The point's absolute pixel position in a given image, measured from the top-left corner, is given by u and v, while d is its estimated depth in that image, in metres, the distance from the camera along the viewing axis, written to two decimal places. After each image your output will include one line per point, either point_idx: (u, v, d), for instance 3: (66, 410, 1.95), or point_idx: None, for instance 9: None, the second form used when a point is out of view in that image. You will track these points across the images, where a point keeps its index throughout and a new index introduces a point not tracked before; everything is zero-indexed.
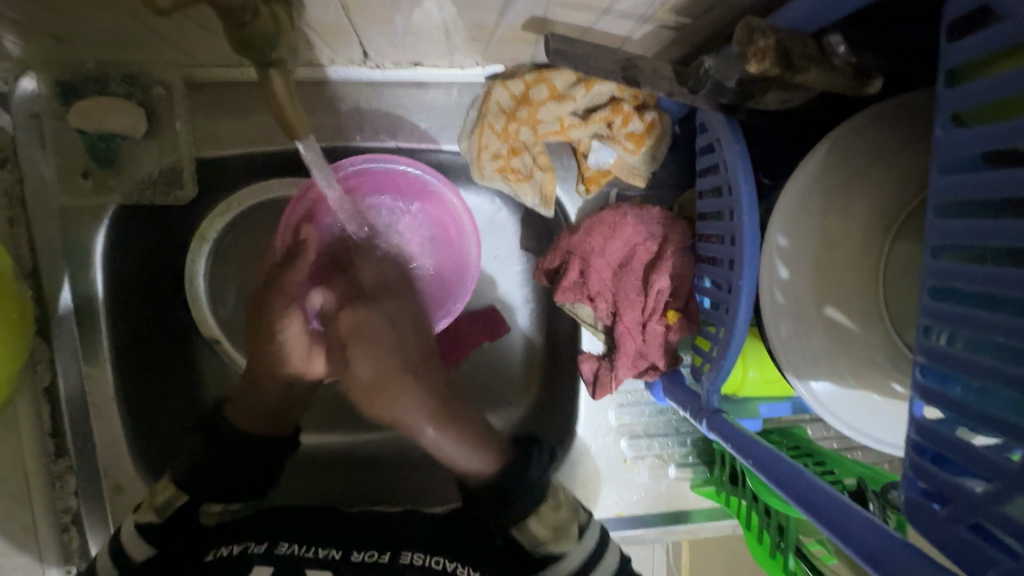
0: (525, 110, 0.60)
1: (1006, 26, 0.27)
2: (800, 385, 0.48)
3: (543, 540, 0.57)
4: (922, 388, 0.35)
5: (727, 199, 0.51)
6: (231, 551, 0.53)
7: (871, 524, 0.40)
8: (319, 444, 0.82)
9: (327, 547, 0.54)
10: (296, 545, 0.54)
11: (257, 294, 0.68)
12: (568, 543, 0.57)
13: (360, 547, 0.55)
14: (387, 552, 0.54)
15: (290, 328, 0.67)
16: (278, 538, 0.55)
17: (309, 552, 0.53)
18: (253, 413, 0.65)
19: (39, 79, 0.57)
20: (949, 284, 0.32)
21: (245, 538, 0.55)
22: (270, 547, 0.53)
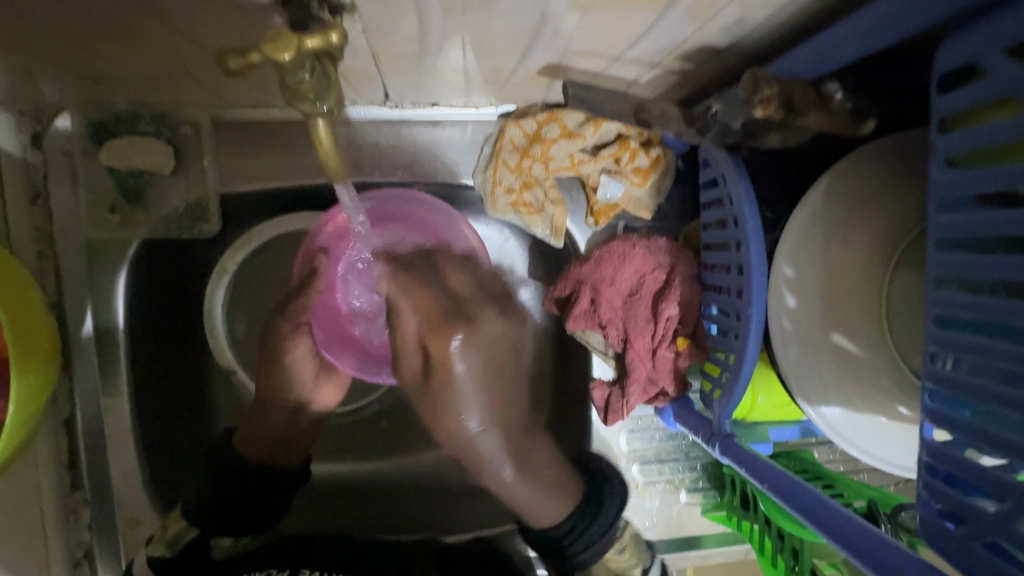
0: (537, 147, 0.64)
1: (995, 81, 0.30)
2: (811, 409, 0.49)
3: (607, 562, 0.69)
4: (932, 412, 0.37)
5: (733, 231, 0.54)
6: None
7: (883, 539, 0.42)
8: (330, 472, 0.82)
9: None
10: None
11: (269, 320, 0.71)
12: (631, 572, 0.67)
13: None
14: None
15: (298, 351, 0.71)
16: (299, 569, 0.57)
17: None
18: (260, 442, 0.69)
19: (72, 117, 0.59)
20: (951, 314, 0.35)
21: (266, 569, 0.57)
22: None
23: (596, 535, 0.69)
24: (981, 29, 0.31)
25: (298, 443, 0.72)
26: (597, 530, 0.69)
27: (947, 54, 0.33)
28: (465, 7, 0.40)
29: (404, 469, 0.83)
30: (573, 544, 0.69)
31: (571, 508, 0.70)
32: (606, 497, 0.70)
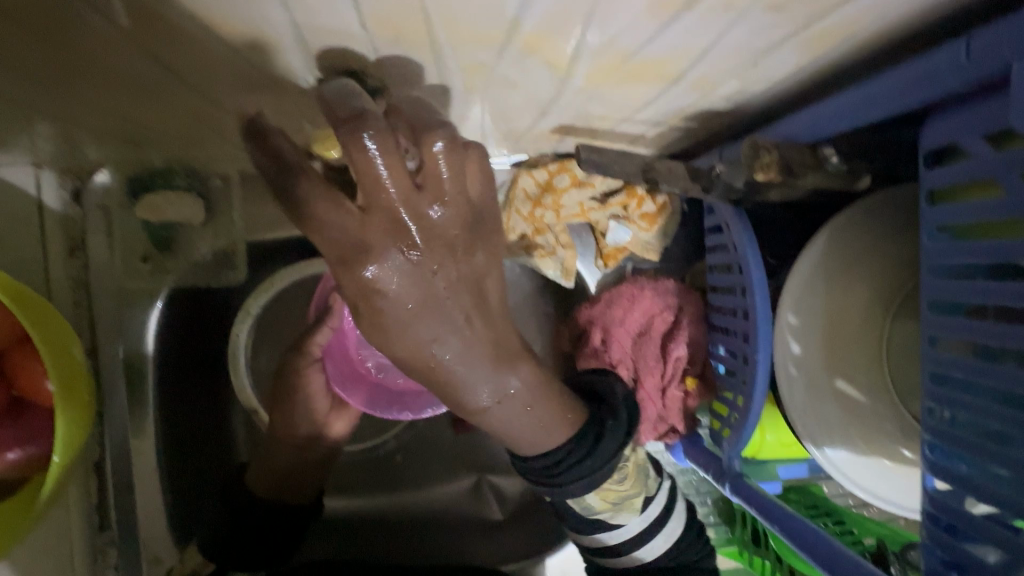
0: (550, 197, 0.66)
1: (976, 163, 0.33)
2: (815, 451, 0.51)
3: (599, 511, 0.55)
4: (933, 463, 0.39)
5: (738, 278, 0.56)
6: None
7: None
8: (343, 508, 0.84)
9: None
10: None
11: (287, 357, 0.74)
12: (629, 514, 0.57)
13: None
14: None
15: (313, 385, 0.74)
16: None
17: None
18: (269, 473, 0.71)
19: (111, 173, 0.62)
20: (947, 371, 0.37)
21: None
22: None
23: (593, 466, 0.51)
24: (962, 114, 0.34)
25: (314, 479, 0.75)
26: (594, 479, 0.52)
27: (933, 135, 0.36)
28: (486, 83, 0.43)
29: (425, 503, 0.85)
30: (568, 488, 0.52)
31: (568, 435, 0.51)
32: (606, 427, 0.52)
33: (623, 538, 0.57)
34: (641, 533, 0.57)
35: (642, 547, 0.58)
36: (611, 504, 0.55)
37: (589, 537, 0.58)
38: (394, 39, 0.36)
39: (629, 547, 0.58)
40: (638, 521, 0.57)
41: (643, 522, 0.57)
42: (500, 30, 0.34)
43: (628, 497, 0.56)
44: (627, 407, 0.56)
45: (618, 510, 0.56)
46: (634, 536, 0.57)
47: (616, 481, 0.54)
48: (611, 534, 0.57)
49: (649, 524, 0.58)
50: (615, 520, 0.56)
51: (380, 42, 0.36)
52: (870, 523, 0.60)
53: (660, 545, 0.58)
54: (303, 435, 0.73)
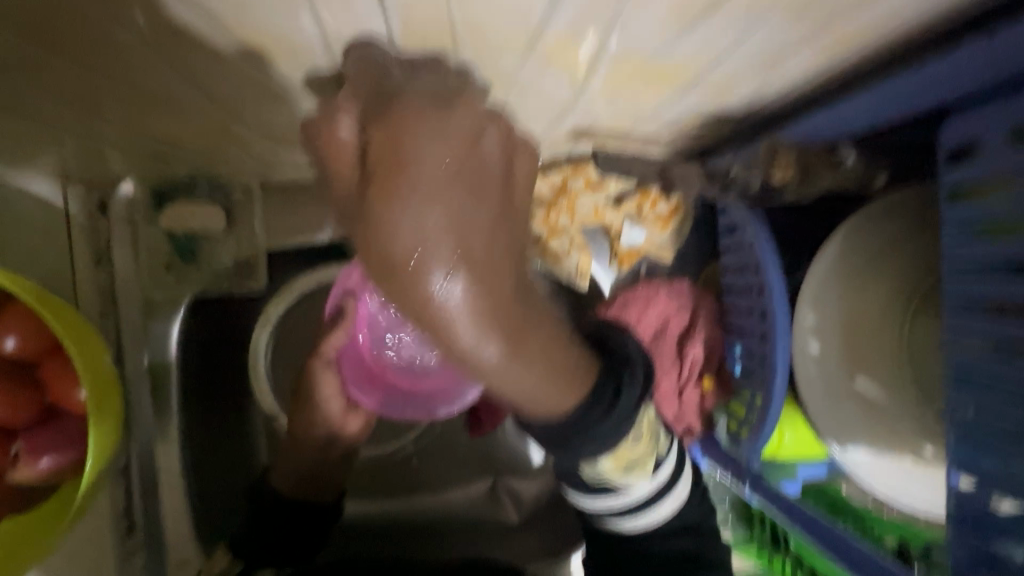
0: (564, 200, 0.67)
1: (996, 163, 0.34)
2: (836, 451, 0.51)
3: (611, 474, 0.54)
4: (956, 462, 0.39)
5: (755, 279, 0.56)
6: None
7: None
8: (364, 512, 0.85)
9: None
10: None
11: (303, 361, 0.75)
12: (640, 475, 0.56)
13: None
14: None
15: (327, 392, 0.72)
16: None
17: None
18: (290, 476, 0.71)
19: (135, 184, 0.63)
20: (969, 370, 0.38)
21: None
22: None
23: (606, 435, 0.48)
24: (980, 115, 0.34)
25: (330, 479, 0.75)
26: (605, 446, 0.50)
27: (952, 135, 0.37)
28: (506, 91, 0.44)
29: (442, 505, 0.86)
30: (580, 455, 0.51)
31: (585, 393, 0.46)
32: (623, 381, 0.48)
33: (633, 499, 0.57)
34: (649, 495, 0.58)
35: (649, 511, 0.59)
36: (623, 467, 0.54)
37: (597, 500, 0.57)
38: (420, 51, 0.37)
39: (633, 510, 0.58)
40: (648, 484, 0.57)
41: (653, 486, 0.57)
42: (524, 38, 0.35)
43: (640, 459, 0.55)
44: (644, 363, 0.51)
45: (631, 471, 0.55)
46: (643, 498, 0.57)
47: (630, 445, 0.53)
48: (620, 496, 0.57)
49: (659, 485, 0.58)
50: (626, 482, 0.55)
51: (406, 54, 0.37)
52: (889, 523, 0.59)
53: (665, 508, 0.59)
54: (322, 438, 0.73)
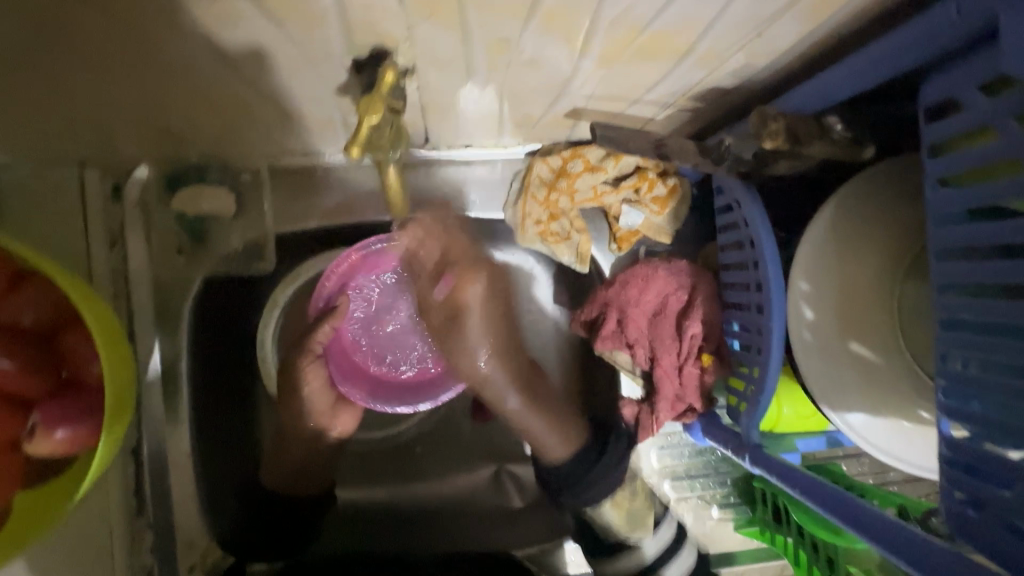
0: (564, 181, 0.68)
1: (974, 111, 0.35)
2: (835, 416, 0.52)
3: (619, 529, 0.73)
4: (946, 405, 0.41)
5: (751, 252, 0.58)
6: None
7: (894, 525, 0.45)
8: (364, 501, 0.85)
9: None
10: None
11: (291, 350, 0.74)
12: (643, 530, 0.73)
13: None
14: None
15: (315, 383, 0.75)
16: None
17: None
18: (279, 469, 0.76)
19: (149, 169, 0.65)
20: (961, 315, 0.39)
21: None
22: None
23: (603, 474, 0.73)
24: (957, 69, 0.36)
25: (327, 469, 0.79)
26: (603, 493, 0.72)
27: (934, 90, 0.38)
28: (508, 63, 0.46)
29: (444, 492, 0.86)
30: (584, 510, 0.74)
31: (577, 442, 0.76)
32: (608, 441, 0.75)
33: (652, 554, 0.73)
34: (664, 550, 0.73)
35: (671, 564, 0.73)
36: (628, 520, 0.73)
37: (621, 560, 0.73)
38: (426, 16, 0.38)
39: (657, 566, 0.72)
40: (659, 538, 0.73)
41: (661, 543, 0.73)
42: (524, 5, 0.37)
43: (641, 514, 0.73)
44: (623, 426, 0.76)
45: (635, 527, 0.73)
46: (662, 550, 0.73)
47: (627, 497, 0.73)
48: (642, 545, 0.73)
49: (666, 543, 0.73)
50: (634, 536, 0.73)
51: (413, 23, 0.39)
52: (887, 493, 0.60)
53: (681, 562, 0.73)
54: (309, 434, 0.76)
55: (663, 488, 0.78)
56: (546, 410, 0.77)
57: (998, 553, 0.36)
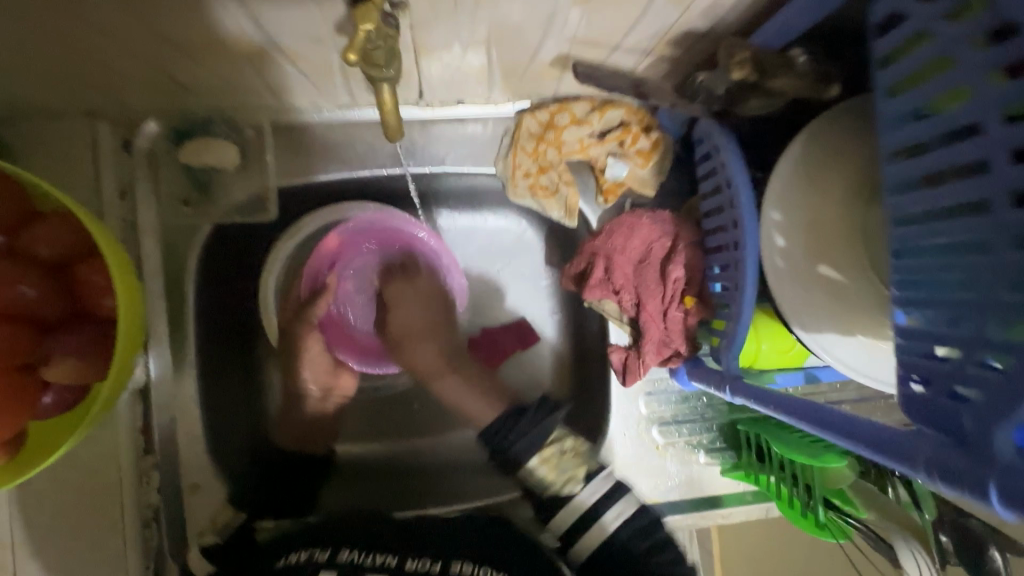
0: (552, 133, 0.73)
1: (913, 18, 0.39)
2: (806, 336, 0.56)
3: (550, 482, 0.67)
4: (901, 300, 0.42)
5: (727, 193, 0.62)
6: (299, 558, 0.56)
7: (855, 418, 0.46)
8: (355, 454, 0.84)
9: (385, 553, 0.57)
10: (355, 553, 0.57)
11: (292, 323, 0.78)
12: (575, 482, 0.66)
13: (416, 554, 0.58)
14: (439, 561, 0.57)
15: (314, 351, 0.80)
16: (339, 546, 0.58)
17: (367, 559, 0.56)
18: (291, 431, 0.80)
19: (158, 124, 0.69)
20: (910, 211, 0.41)
21: (310, 545, 0.58)
22: (332, 554, 0.56)
23: (527, 435, 0.71)
24: None
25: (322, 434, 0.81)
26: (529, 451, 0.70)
27: (880, 7, 0.42)
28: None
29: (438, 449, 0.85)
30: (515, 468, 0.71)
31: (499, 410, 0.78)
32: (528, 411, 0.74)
33: (592, 504, 0.65)
34: (603, 498, 0.65)
35: (613, 511, 0.64)
36: (558, 472, 0.68)
37: (558, 516, 0.65)
38: None
39: (597, 518, 0.64)
40: (597, 483, 0.66)
41: (604, 485, 0.66)
42: None
43: (572, 468, 0.68)
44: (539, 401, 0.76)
45: (566, 481, 0.67)
46: (599, 500, 0.65)
47: (555, 448, 0.69)
48: (578, 497, 0.65)
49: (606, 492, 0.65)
50: (568, 491, 0.66)
51: None
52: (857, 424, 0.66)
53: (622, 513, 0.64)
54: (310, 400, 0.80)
55: (650, 436, 0.80)
56: (474, 386, 0.81)
57: (943, 424, 0.38)
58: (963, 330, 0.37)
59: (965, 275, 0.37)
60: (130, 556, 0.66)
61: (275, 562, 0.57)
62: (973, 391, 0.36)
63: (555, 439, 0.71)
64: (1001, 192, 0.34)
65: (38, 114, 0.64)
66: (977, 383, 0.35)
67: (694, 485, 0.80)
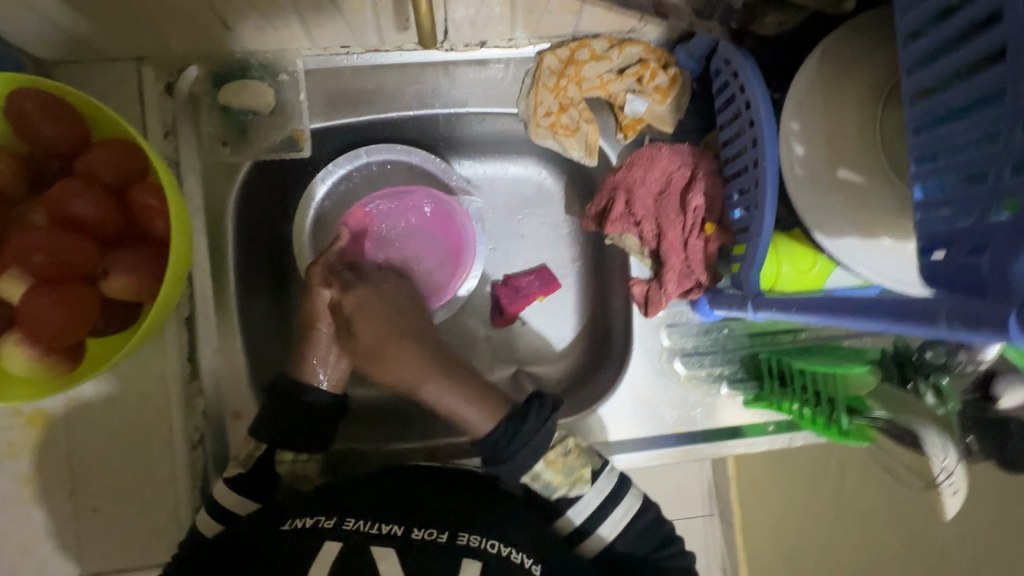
0: (572, 68, 0.76)
1: None
2: (826, 240, 0.57)
3: (556, 485, 0.70)
4: (919, 174, 0.45)
5: (745, 113, 0.64)
6: (303, 522, 0.59)
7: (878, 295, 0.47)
8: (378, 397, 0.88)
9: (390, 522, 0.60)
10: (361, 522, 0.60)
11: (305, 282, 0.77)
12: (583, 486, 0.70)
13: (422, 523, 0.61)
14: (446, 532, 0.60)
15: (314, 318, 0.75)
16: (345, 514, 0.61)
17: (374, 528, 0.59)
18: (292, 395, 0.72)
19: (199, 68, 0.73)
20: (922, 86, 0.44)
21: (315, 511, 0.61)
22: (338, 522, 0.59)
23: (529, 436, 0.67)
24: None
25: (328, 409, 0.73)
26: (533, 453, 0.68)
27: None
28: None
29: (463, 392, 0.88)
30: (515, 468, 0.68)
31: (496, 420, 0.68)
32: (530, 409, 0.68)
33: (586, 515, 0.71)
34: (601, 505, 0.71)
35: (609, 520, 0.71)
36: (564, 476, 0.70)
37: (560, 520, 0.72)
38: None
39: (594, 527, 0.71)
40: (595, 492, 0.71)
41: (601, 494, 0.71)
42: None
43: (577, 470, 0.71)
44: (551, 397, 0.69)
45: (573, 483, 0.70)
46: (593, 513, 0.71)
47: (559, 452, 0.70)
48: (571, 511, 0.71)
49: (608, 497, 0.71)
50: (574, 494, 0.70)
51: None
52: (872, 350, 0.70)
53: (620, 519, 0.71)
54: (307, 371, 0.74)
55: (674, 368, 0.81)
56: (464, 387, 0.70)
57: (966, 281, 0.39)
58: (976, 186, 0.40)
59: (982, 133, 0.40)
60: (178, 474, 0.70)
61: (281, 524, 0.60)
62: (988, 237, 0.38)
63: (558, 442, 0.71)
64: (1002, 38, 0.37)
65: (90, 55, 0.68)
66: (991, 227, 0.37)
67: (713, 417, 0.81)
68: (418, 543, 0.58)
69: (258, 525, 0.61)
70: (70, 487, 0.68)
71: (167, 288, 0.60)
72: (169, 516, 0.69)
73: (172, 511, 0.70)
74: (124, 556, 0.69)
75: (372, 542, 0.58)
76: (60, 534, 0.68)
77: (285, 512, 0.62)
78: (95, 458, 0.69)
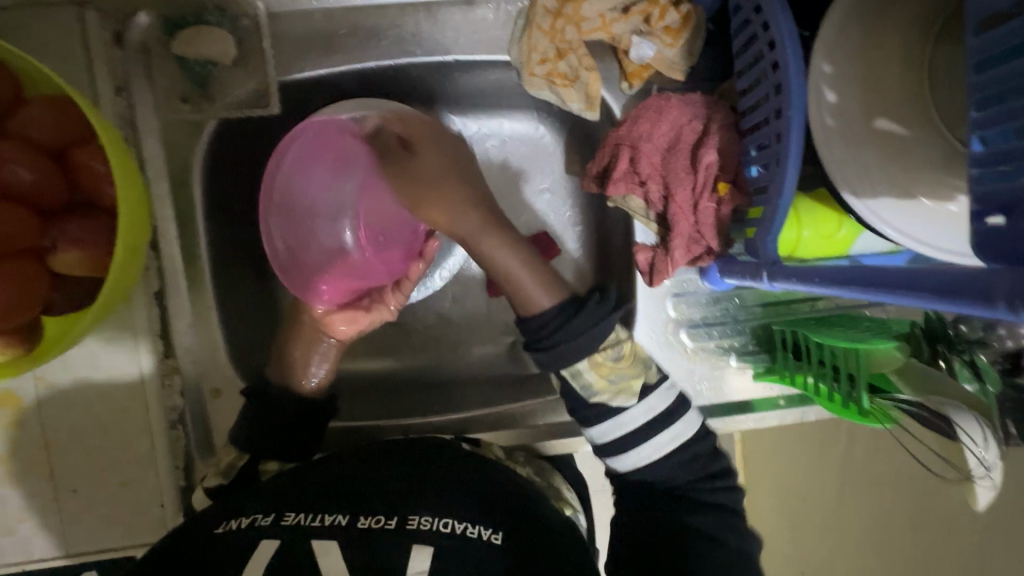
0: (570, 7, 0.67)
1: None
2: (857, 201, 0.51)
3: (598, 390, 0.64)
4: (979, 122, 0.38)
5: (768, 53, 0.55)
6: (239, 523, 0.54)
7: (929, 268, 0.40)
8: (368, 368, 0.85)
9: (333, 512, 0.55)
10: (302, 515, 0.55)
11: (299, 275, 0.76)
12: (628, 396, 0.64)
13: (368, 511, 0.56)
14: (394, 518, 0.55)
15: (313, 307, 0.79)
16: (283, 508, 0.55)
17: (315, 521, 0.54)
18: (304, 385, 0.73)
19: (149, 13, 0.65)
20: (990, 10, 0.36)
21: (251, 509, 0.56)
22: (277, 518, 0.54)
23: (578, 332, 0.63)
24: None
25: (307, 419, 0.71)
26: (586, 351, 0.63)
27: None
28: None
29: (458, 362, 0.85)
30: (562, 362, 0.63)
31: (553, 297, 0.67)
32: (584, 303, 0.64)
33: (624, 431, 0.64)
34: (644, 425, 0.64)
35: (648, 442, 0.64)
36: (608, 381, 0.64)
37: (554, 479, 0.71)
38: None
39: (629, 444, 0.64)
40: (644, 408, 0.64)
41: (648, 412, 0.64)
42: None
43: (625, 379, 0.64)
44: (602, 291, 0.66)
45: (616, 391, 0.64)
46: (637, 428, 0.64)
47: (609, 356, 0.63)
48: (610, 420, 0.65)
49: (659, 415, 0.64)
50: (615, 404, 0.64)
51: None
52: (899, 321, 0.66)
53: (663, 443, 0.64)
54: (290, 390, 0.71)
55: (679, 338, 0.75)
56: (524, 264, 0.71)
57: None
58: None
59: None
60: (158, 454, 0.67)
61: (214, 527, 0.54)
62: None
63: (609, 342, 0.64)
64: None
65: None
66: None
67: (720, 391, 0.76)
68: (364, 533, 0.53)
69: (196, 523, 0.56)
70: (47, 468, 0.65)
71: (118, 262, 0.55)
72: (153, 495, 0.67)
73: (154, 491, 0.67)
74: (108, 535, 0.67)
75: (313, 536, 0.53)
76: (41, 513, 0.66)
77: (224, 508, 0.57)
78: (69, 440, 0.66)
